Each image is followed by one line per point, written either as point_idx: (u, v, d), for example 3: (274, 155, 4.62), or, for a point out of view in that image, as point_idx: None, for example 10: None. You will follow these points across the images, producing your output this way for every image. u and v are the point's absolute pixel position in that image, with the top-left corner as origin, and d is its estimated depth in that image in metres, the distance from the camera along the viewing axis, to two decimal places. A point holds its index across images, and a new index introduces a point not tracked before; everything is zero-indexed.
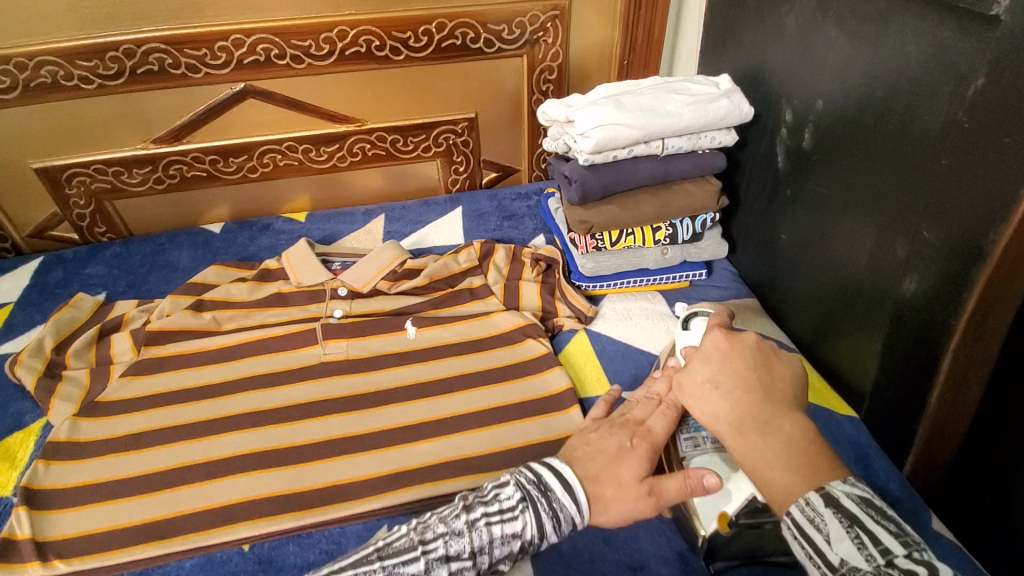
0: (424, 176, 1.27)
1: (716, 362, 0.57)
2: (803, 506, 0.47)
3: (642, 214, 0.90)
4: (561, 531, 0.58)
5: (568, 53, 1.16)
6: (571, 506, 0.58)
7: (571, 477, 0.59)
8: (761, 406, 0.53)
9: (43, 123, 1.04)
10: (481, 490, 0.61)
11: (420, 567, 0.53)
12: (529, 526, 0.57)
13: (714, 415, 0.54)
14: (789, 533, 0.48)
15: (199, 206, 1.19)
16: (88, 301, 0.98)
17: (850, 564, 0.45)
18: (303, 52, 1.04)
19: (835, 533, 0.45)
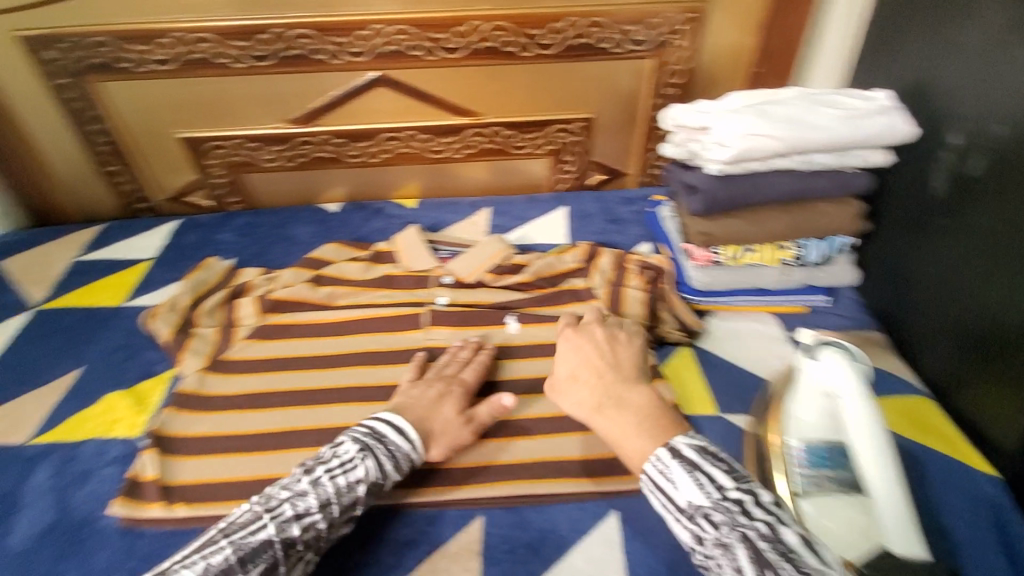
0: (532, 173, 1.27)
1: (570, 359, 0.73)
2: (654, 460, 0.58)
3: (769, 229, 0.86)
4: (399, 469, 0.65)
5: (698, 56, 1.13)
6: (405, 445, 0.66)
7: (400, 422, 0.68)
8: (611, 386, 0.68)
9: (193, 97, 1.12)
10: (320, 454, 0.64)
11: (271, 531, 0.56)
12: (371, 470, 0.62)
13: (581, 404, 0.68)
14: (649, 487, 0.58)
15: (319, 185, 1.26)
16: (219, 266, 1.04)
17: (693, 502, 0.54)
18: (436, 45, 1.07)
19: (677, 478, 0.56)
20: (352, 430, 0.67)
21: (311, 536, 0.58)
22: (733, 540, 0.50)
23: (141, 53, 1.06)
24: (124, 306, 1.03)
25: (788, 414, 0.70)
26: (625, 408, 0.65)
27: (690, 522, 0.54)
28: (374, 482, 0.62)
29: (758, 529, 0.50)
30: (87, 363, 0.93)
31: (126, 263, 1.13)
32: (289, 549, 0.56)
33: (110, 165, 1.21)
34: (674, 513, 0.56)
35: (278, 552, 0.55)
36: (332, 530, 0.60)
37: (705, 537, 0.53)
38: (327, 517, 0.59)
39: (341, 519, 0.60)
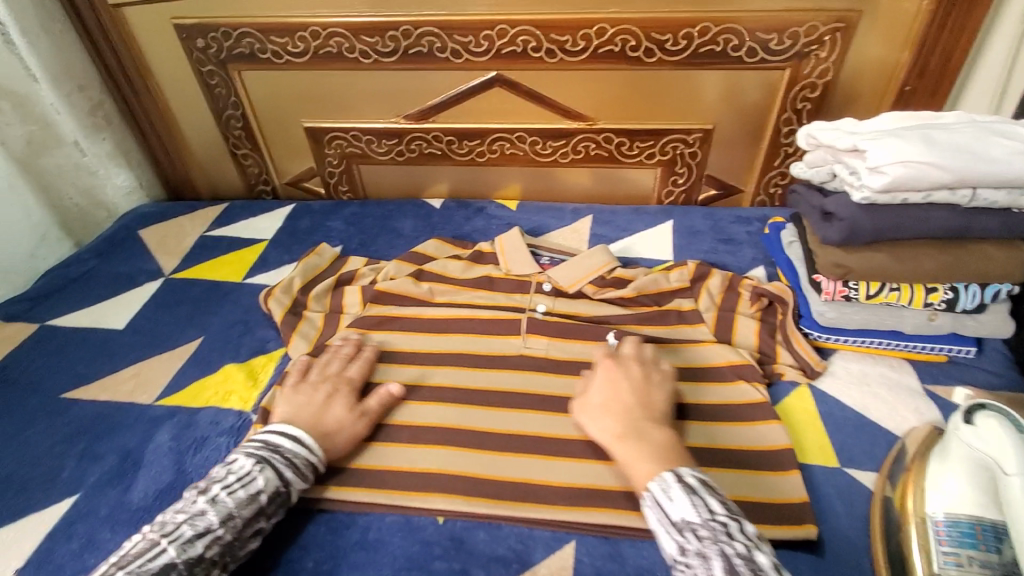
0: (639, 183, 1.22)
1: (607, 388, 0.72)
2: (660, 478, 0.60)
3: (918, 269, 0.77)
4: (302, 475, 0.68)
5: (840, 69, 1.03)
6: (302, 450, 0.69)
7: (290, 430, 0.70)
8: (636, 422, 0.67)
9: (320, 89, 1.17)
10: (211, 475, 0.66)
11: (170, 554, 0.58)
12: (270, 480, 0.65)
13: (606, 430, 0.68)
14: (648, 503, 0.59)
15: (425, 180, 1.28)
16: (329, 252, 1.08)
17: (682, 518, 0.57)
18: (558, 47, 1.05)
19: (676, 496, 0.58)
20: (245, 446, 0.69)
21: (214, 552, 0.60)
22: (713, 554, 0.53)
23: (279, 45, 1.12)
24: (242, 282, 1.10)
25: (929, 476, 0.63)
26: (642, 439, 0.64)
27: (680, 536, 0.56)
28: (276, 489, 0.65)
29: (737, 549, 0.53)
30: (207, 334, 0.99)
31: (246, 242, 1.20)
32: (193, 566, 0.58)
33: (240, 148, 1.30)
34: (665, 527, 0.57)
35: (182, 571, 0.57)
36: (235, 543, 0.62)
37: (688, 550, 0.55)
38: (230, 530, 0.62)
39: (247, 530, 0.63)
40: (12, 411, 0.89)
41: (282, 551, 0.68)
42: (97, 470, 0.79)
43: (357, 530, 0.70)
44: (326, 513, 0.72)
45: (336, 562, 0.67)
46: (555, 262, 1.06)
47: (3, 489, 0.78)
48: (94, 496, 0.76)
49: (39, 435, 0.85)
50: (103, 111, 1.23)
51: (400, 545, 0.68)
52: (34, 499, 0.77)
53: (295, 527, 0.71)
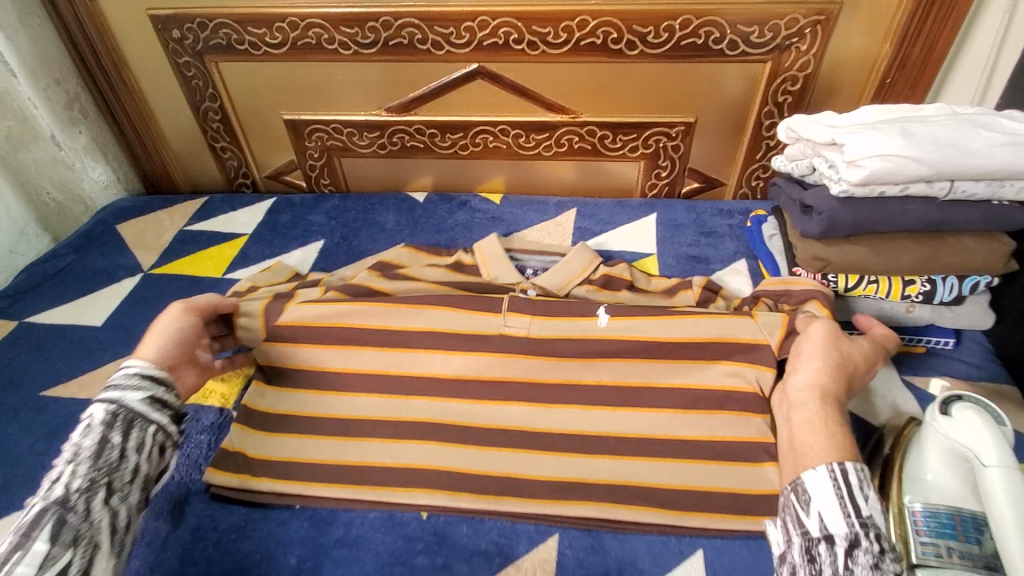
0: (622, 176, 1.22)
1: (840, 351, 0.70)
2: (862, 469, 0.58)
3: (897, 262, 0.78)
4: (129, 385, 0.66)
5: (820, 62, 1.04)
6: (121, 372, 0.67)
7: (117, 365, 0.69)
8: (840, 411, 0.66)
9: (299, 80, 1.15)
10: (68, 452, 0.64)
11: (39, 504, 0.56)
12: (96, 406, 0.63)
13: (823, 377, 0.67)
14: (838, 478, 0.57)
15: (408, 173, 1.27)
16: (286, 271, 1.01)
17: (863, 512, 0.55)
18: (540, 39, 1.04)
19: (868, 496, 0.56)
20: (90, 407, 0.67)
21: (80, 484, 0.58)
22: (888, 567, 0.53)
23: (257, 35, 1.09)
24: (222, 278, 1.08)
25: (908, 464, 0.65)
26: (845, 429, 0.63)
27: (859, 527, 0.55)
28: (110, 412, 0.63)
29: (891, 564, 0.53)
30: None
31: (225, 236, 1.18)
32: (64, 503, 0.56)
33: (218, 141, 1.28)
34: (837, 519, 0.56)
35: (54, 511, 0.55)
36: (104, 466, 0.60)
37: (862, 547, 0.54)
38: (83, 460, 0.59)
39: (107, 454, 0.61)
40: None
41: (264, 549, 0.67)
42: None
43: (339, 527, 0.69)
44: (308, 510, 0.71)
45: (318, 559, 0.66)
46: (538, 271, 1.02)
47: None
48: None
49: (15, 435, 0.83)
50: (79, 104, 1.21)
51: (383, 540, 0.68)
52: (11, 501, 0.75)
53: (277, 526, 0.70)
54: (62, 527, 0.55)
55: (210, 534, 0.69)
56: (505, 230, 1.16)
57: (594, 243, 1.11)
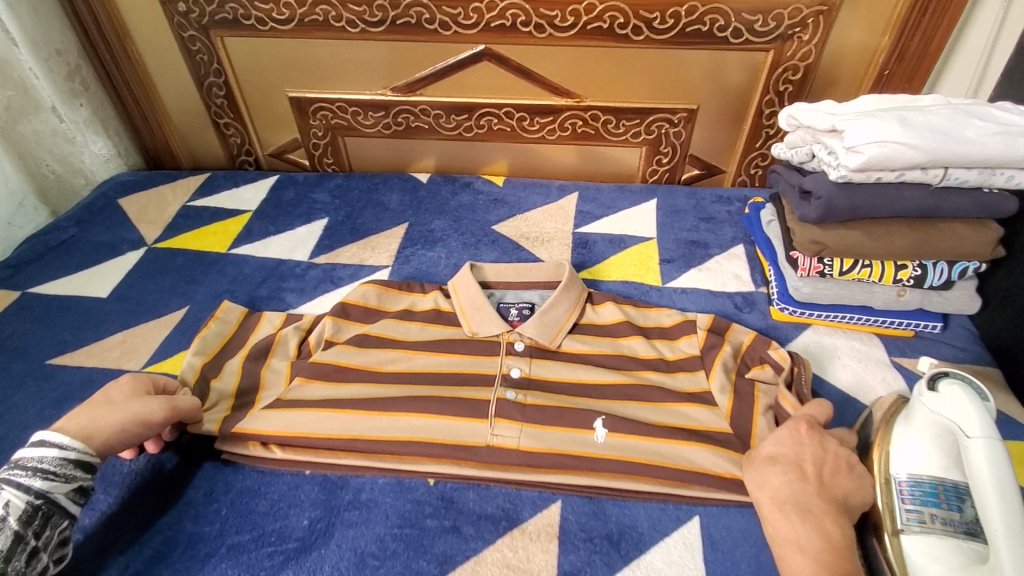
0: (624, 162, 1.24)
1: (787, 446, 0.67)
2: None
3: (890, 246, 0.81)
4: (57, 476, 0.63)
5: (821, 52, 1.06)
6: (50, 452, 0.63)
7: (32, 441, 0.65)
8: (811, 504, 0.61)
9: (305, 58, 1.15)
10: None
11: None
12: (14, 498, 0.60)
13: (770, 487, 0.64)
14: None
15: (412, 154, 1.28)
16: (234, 314, 0.90)
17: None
18: (547, 22, 1.05)
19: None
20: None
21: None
22: None
23: (264, 11, 1.10)
24: (227, 253, 1.09)
25: (893, 438, 0.68)
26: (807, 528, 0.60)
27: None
28: (28, 506, 0.60)
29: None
30: (193, 304, 0.99)
31: (230, 212, 1.19)
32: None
33: (222, 117, 1.28)
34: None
35: None
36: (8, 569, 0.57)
37: None
38: None
39: (17, 555, 0.58)
40: None
41: (275, 512, 0.69)
42: None
43: (349, 491, 0.71)
44: (318, 476, 0.73)
45: (330, 520, 0.68)
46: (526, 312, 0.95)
47: None
48: None
49: (23, 402, 0.83)
50: (80, 76, 1.20)
51: (392, 504, 0.70)
52: None
53: (289, 489, 0.72)
54: None
55: (224, 496, 0.71)
56: (507, 211, 1.17)
57: (596, 226, 1.13)
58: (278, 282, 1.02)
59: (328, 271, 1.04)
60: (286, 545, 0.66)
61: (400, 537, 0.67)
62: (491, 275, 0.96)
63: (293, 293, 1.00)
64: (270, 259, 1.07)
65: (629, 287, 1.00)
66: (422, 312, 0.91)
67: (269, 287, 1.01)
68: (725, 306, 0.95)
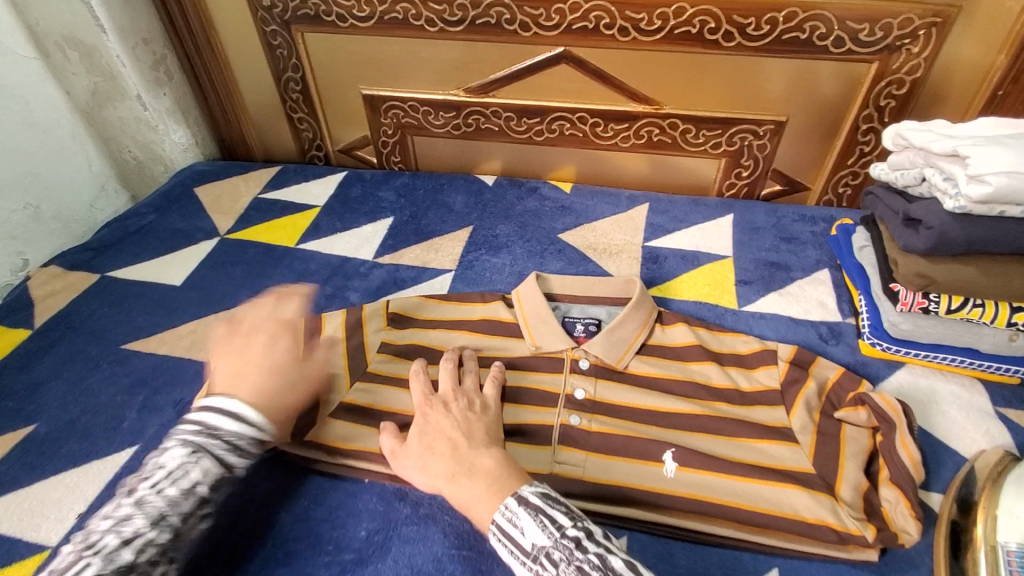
0: (699, 174, 1.18)
1: (426, 432, 0.68)
2: (503, 511, 0.59)
3: (1010, 286, 0.72)
4: (243, 458, 0.66)
5: (931, 66, 0.97)
6: (240, 431, 0.66)
7: (226, 407, 0.67)
8: (463, 455, 0.65)
9: (380, 56, 1.15)
10: (142, 471, 0.62)
11: (93, 568, 0.53)
12: (206, 470, 0.62)
13: (438, 474, 0.64)
14: (498, 537, 0.59)
15: (479, 156, 1.26)
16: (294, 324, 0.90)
17: (558, 525, 0.58)
18: (632, 25, 1.00)
19: (526, 521, 0.58)
20: (178, 430, 0.65)
21: (149, 555, 0.56)
22: (569, 568, 0.55)
23: (345, 8, 1.10)
24: (294, 247, 1.10)
25: (1001, 503, 0.63)
26: (474, 471, 0.63)
27: (536, 562, 0.57)
28: (217, 476, 0.63)
29: (591, 559, 0.55)
30: (261, 297, 1.00)
31: (299, 207, 1.20)
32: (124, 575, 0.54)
33: (296, 111, 1.29)
34: (524, 540, 0.58)
35: None
36: (180, 536, 0.59)
37: (557, 551, 0.56)
38: (165, 530, 0.58)
39: (190, 520, 0.60)
40: (72, 358, 0.91)
41: (334, 519, 0.69)
42: (156, 422, 0.81)
43: (408, 503, 0.70)
44: (377, 485, 0.72)
45: (387, 534, 0.67)
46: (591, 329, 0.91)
47: (65, 432, 0.80)
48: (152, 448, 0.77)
49: (102, 383, 0.86)
50: (165, 66, 1.24)
51: (450, 522, 0.68)
52: (93, 447, 0.78)
53: (347, 497, 0.71)
54: None
55: (285, 498, 0.71)
56: (574, 220, 1.14)
57: (668, 241, 1.08)
58: (343, 280, 1.02)
59: (392, 271, 1.03)
60: (343, 556, 0.65)
61: (458, 559, 0.65)
62: (557, 287, 0.93)
63: (357, 292, 0.99)
64: (335, 256, 1.07)
65: (701, 309, 0.95)
66: (486, 322, 0.89)
67: (333, 285, 1.01)
68: (809, 337, 0.89)
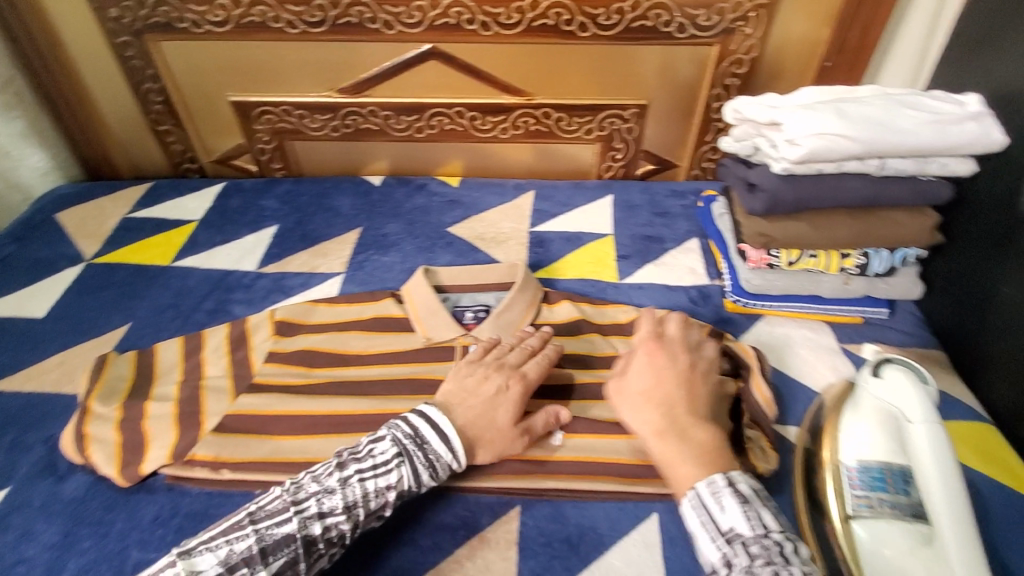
0: (579, 159, 1.24)
1: (647, 380, 0.67)
2: (712, 482, 0.57)
3: (833, 236, 0.82)
4: (436, 479, 0.64)
5: (764, 46, 1.07)
6: (446, 454, 0.65)
7: (442, 424, 0.65)
8: (678, 418, 0.63)
9: (244, 60, 1.12)
10: (356, 447, 0.65)
11: (291, 527, 0.57)
12: (404, 477, 0.62)
13: (644, 422, 0.64)
14: (691, 504, 0.57)
15: (365, 157, 1.25)
16: (171, 343, 0.86)
17: (767, 525, 0.54)
18: (492, 20, 1.04)
19: (731, 503, 0.56)
20: (400, 421, 0.66)
21: (334, 536, 0.59)
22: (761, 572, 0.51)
23: (198, 13, 1.06)
24: (170, 265, 1.05)
25: (842, 426, 0.67)
26: (689, 438, 0.62)
27: (728, 545, 0.54)
28: (406, 490, 0.63)
29: (795, 574, 0.50)
30: (135, 320, 0.94)
31: (173, 223, 1.14)
32: (310, 545, 0.57)
33: (162, 124, 1.22)
34: (722, 519, 0.55)
35: (299, 548, 0.56)
36: (360, 527, 0.61)
37: (753, 548, 0.53)
38: (354, 519, 0.60)
39: (370, 519, 0.62)
40: None
41: None
42: (21, 465, 0.75)
43: None
44: None
45: None
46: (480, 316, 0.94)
47: None
48: (17, 493, 0.72)
49: None
50: (14, 88, 1.13)
51: None
52: None
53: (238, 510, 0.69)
54: (289, 568, 0.56)
55: (172, 520, 0.68)
56: (463, 212, 1.16)
57: (553, 225, 1.13)
58: (225, 293, 0.98)
59: (278, 280, 1.01)
60: None
61: (357, 553, 0.65)
62: (445, 279, 0.95)
63: (241, 304, 0.96)
64: (216, 270, 1.03)
65: (585, 285, 1.00)
66: (375, 320, 0.89)
67: (215, 299, 0.97)
68: (681, 301, 0.96)
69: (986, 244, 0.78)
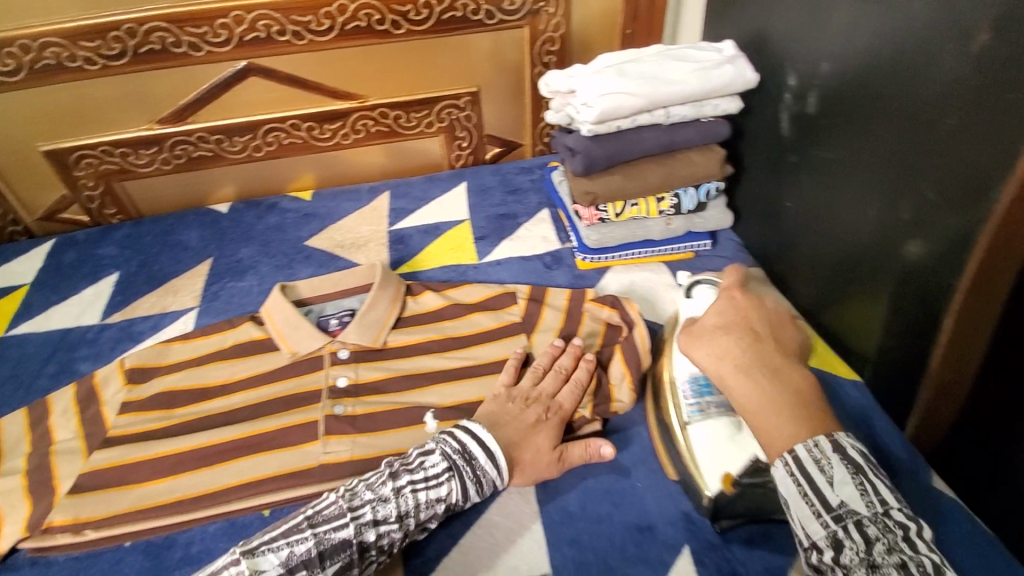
0: (428, 152, 1.26)
1: (730, 323, 0.63)
2: (810, 447, 0.51)
3: (646, 183, 0.91)
4: (481, 492, 0.67)
5: (569, 23, 1.15)
6: (492, 470, 0.67)
7: (489, 442, 0.67)
8: (766, 358, 0.58)
9: (51, 107, 1.04)
10: (407, 457, 0.67)
11: (349, 532, 0.59)
12: (454, 491, 0.65)
13: (718, 359, 0.60)
14: (789, 474, 0.51)
15: (208, 186, 1.20)
16: (13, 416, 0.80)
17: (884, 501, 0.49)
18: (304, 28, 1.04)
19: (840, 474, 0.50)
20: (453, 433, 0.68)
21: (388, 544, 0.61)
22: (885, 564, 0.46)
23: None
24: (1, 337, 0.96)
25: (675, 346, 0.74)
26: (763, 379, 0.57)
27: (836, 524, 0.49)
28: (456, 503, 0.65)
29: (925, 562, 0.46)
30: None
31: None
32: (363, 553, 0.60)
33: None
34: (829, 493, 0.50)
35: (355, 554, 0.59)
36: (408, 536, 0.64)
37: (872, 533, 0.48)
38: (408, 526, 0.63)
39: (418, 529, 0.64)
40: None
41: None
42: None
43: (178, 548, 0.68)
44: (141, 543, 0.69)
45: None
46: (345, 322, 0.95)
47: None
48: None
49: None
50: None
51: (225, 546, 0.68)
52: None
53: (110, 566, 0.68)
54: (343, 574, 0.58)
55: None
56: (319, 224, 1.15)
57: (411, 220, 1.15)
58: (70, 352, 0.92)
59: (126, 327, 0.96)
60: None
61: None
62: (306, 292, 0.94)
63: (88, 360, 0.91)
64: (54, 331, 0.96)
65: (447, 272, 1.04)
66: (235, 347, 0.87)
67: (57, 361, 0.91)
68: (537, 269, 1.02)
69: (767, 168, 0.90)
